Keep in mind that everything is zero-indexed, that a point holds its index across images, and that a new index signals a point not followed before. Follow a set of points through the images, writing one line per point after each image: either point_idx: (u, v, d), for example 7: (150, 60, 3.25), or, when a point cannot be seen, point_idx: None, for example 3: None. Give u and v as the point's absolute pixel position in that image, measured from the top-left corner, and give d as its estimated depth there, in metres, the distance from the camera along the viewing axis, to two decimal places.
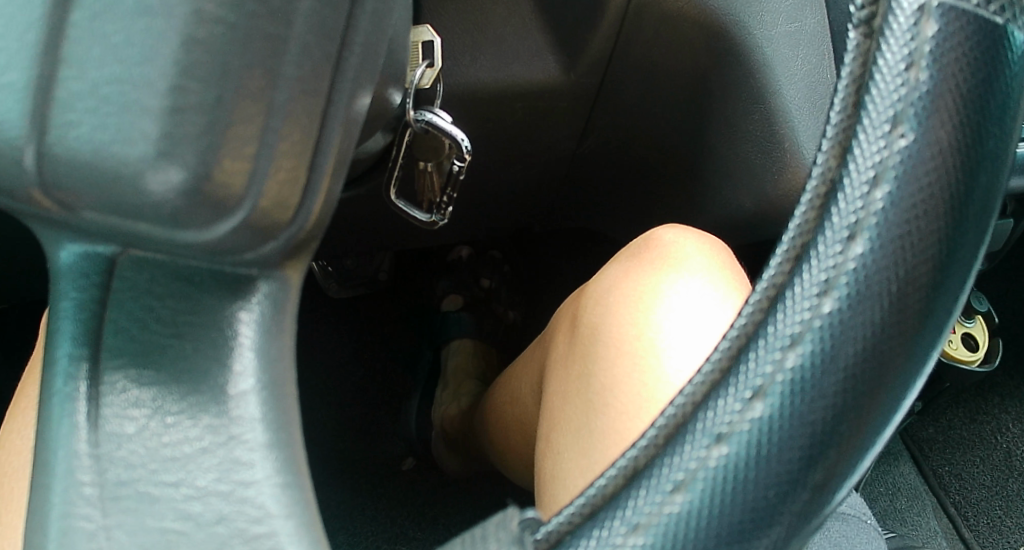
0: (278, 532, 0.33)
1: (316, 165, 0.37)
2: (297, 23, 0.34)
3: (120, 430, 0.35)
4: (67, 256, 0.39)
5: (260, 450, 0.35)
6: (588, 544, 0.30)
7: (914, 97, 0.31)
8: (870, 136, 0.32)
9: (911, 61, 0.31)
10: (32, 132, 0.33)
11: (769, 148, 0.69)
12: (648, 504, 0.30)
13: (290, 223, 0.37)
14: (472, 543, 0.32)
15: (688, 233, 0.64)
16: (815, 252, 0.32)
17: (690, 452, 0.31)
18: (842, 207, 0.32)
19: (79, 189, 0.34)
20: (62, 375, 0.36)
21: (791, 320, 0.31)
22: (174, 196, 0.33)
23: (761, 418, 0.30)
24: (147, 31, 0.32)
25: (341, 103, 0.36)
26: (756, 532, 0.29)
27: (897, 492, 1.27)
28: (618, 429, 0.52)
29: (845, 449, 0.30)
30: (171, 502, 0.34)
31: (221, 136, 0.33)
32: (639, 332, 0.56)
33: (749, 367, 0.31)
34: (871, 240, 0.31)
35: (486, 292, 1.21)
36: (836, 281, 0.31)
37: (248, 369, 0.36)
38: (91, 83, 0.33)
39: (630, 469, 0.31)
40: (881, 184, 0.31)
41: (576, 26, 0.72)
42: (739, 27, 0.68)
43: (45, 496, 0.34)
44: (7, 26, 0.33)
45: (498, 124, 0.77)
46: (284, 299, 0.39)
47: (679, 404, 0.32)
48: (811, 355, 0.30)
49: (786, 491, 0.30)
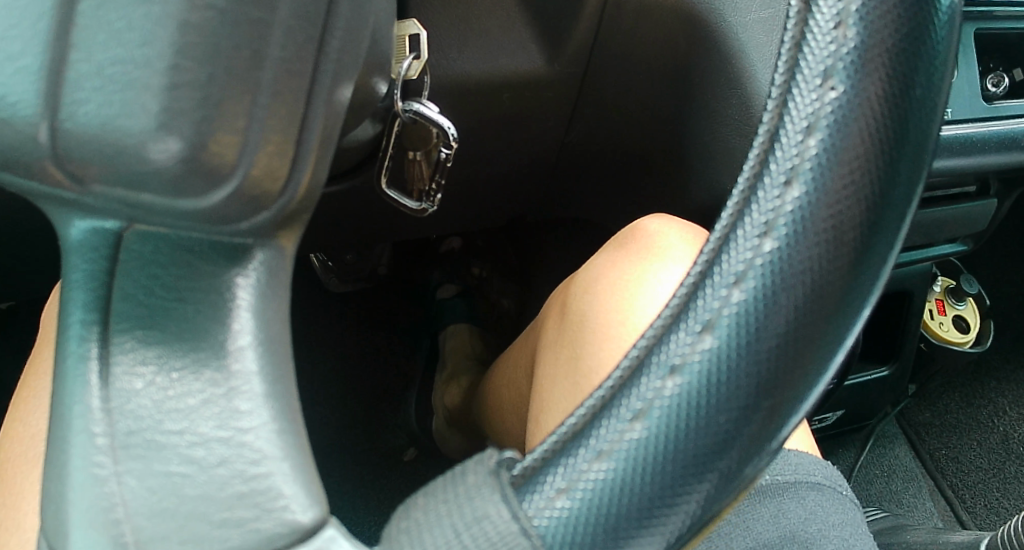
0: (275, 472, 0.36)
1: (302, 141, 0.39)
2: (282, 8, 0.37)
3: (129, 386, 0.38)
4: (77, 232, 0.42)
5: (257, 399, 0.38)
6: (557, 472, 0.34)
7: (843, 52, 0.35)
8: (804, 91, 0.35)
9: (839, 20, 0.35)
10: (46, 111, 0.37)
11: (747, 130, 0.72)
12: (611, 432, 0.34)
13: (281, 194, 0.40)
14: (454, 477, 0.35)
15: (672, 222, 0.66)
16: (756, 199, 0.35)
17: (647, 383, 0.34)
18: (780, 156, 0.35)
19: (89, 162, 0.37)
20: (75, 338, 0.39)
21: (736, 261, 0.34)
22: (173, 164, 0.36)
23: (711, 349, 0.34)
24: (147, 16, 0.35)
25: (324, 83, 0.39)
26: (712, 457, 0.33)
27: (892, 474, 1.30)
28: None
29: (790, 375, 0.34)
30: (176, 448, 0.37)
31: (215, 110, 0.36)
32: (625, 317, 0.59)
33: (699, 305, 0.34)
34: (806, 183, 0.34)
35: (478, 279, 1.26)
36: (775, 223, 0.34)
37: (246, 327, 0.39)
38: (97, 65, 0.36)
39: (596, 406, 0.35)
40: (814, 133, 0.35)
41: (558, 18, 0.75)
42: (716, 15, 0.71)
43: (62, 446, 0.38)
44: (22, 17, 0.37)
45: (487, 116, 0.80)
46: (279, 266, 0.42)
47: (640, 346, 0.35)
48: (755, 290, 0.34)
49: (737, 417, 0.33)
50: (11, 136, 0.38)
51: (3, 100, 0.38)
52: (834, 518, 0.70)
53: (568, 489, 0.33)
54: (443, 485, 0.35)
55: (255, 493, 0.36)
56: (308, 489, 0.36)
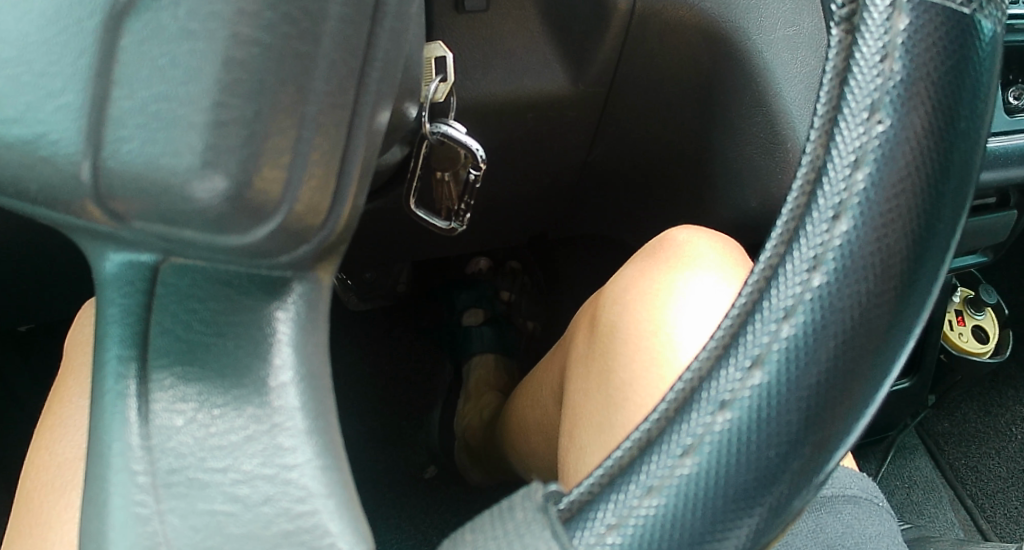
0: (320, 510, 0.36)
1: (344, 173, 0.39)
2: (324, 42, 0.36)
3: (170, 424, 0.38)
4: (112, 265, 0.42)
5: (301, 436, 0.38)
6: (607, 508, 0.33)
7: (889, 85, 0.35)
8: (850, 124, 0.35)
9: (885, 53, 0.35)
10: (89, 148, 0.37)
11: (772, 148, 0.71)
12: (661, 468, 0.33)
13: (322, 226, 0.40)
14: (501, 513, 0.35)
15: (701, 233, 0.65)
16: (804, 232, 0.35)
17: (697, 419, 0.33)
18: (827, 190, 0.35)
19: (131, 200, 0.37)
20: (112, 374, 0.39)
21: (785, 295, 0.34)
22: (218, 201, 0.36)
23: (761, 385, 0.33)
24: (192, 53, 0.35)
25: (364, 116, 0.39)
26: (760, 492, 0.33)
27: (913, 485, 1.28)
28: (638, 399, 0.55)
29: (837, 409, 0.33)
30: (220, 486, 0.36)
31: (260, 146, 0.36)
32: (656, 328, 0.58)
33: (748, 339, 0.34)
34: (855, 217, 0.34)
35: (506, 304, 1.24)
36: (824, 257, 0.34)
37: (287, 362, 0.39)
38: (139, 101, 0.36)
39: (643, 440, 0.34)
40: (862, 167, 0.34)
41: (584, 38, 0.75)
42: (740, 33, 0.70)
43: (102, 484, 0.37)
44: (63, 54, 0.37)
45: (512, 134, 0.80)
46: (316, 298, 0.42)
47: (687, 379, 0.34)
48: (803, 324, 0.33)
49: (786, 451, 0.33)
50: (51, 173, 0.38)
51: (43, 137, 0.38)
52: (871, 530, 0.70)
53: (619, 525, 0.33)
54: (490, 522, 0.35)
55: (301, 531, 0.36)
56: (354, 526, 0.36)
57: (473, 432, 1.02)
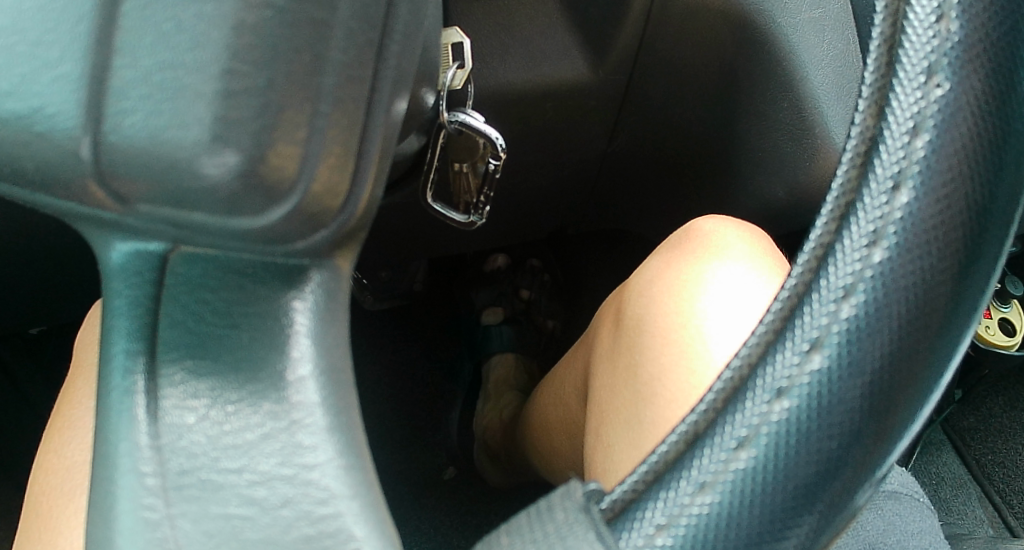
0: (344, 512, 0.34)
1: (363, 153, 0.37)
2: (341, 9, 0.34)
3: (180, 421, 0.35)
4: (117, 256, 0.40)
5: (322, 433, 0.35)
6: (656, 506, 0.30)
7: (947, 46, 0.32)
8: (906, 89, 0.32)
9: (941, 13, 0.32)
10: (89, 123, 0.35)
11: (800, 135, 0.69)
12: (713, 463, 0.30)
13: (340, 211, 0.37)
14: (539, 514, 0.32)
15: (728, 222, 0.62)
16: (861, 205, 0.32)
17: (751, 409, 0.31)
18: (884, 159, 0.32)
19: (135, 180, 0.35)
20: (120, 370, 0.37)
21: (843, 273, 0.31)
22: (228, 179, 0.34)
23: (820, 371, 0.30)
24: (199, 17, 0.33)
25: (384, 92, 0.37)
26: (820, 486, 0.30)
27: (941, 482, 1.25)
28: (670, 397, 0.52)
29: (901, 395, 0.30)
30: (234, 488, 0.34)
31: (273, 119, 0.34)
32: (684, 322, 0.55)
33: (804, 322, 0.31)
34: (916, 188, 0.31)
35: (526, 303, 1.22)
36: (884, 231, 0.31)
37: (305, 355, 0.37)
38: (143, 71, 0.34)
39: (691, 433, 0.31)
40: (921, 133, 0.32)
41: (601, 24, 0.72)
42: (766, 17, 0.68)
43: (107, 485, 0.35)
44: (60, 21, 0.35)
45: (529, 123, 0.77)
46: (335, 289, 0.40)
47: (736, 367, 0.32)
48: (864, 305, 0.31)
49: (848, 442, 0.30)
50: (49, 150, 0.36)
51: (39, 112, 0.35)
52: (913, 528, 0.70)
53: (669, 525, 0.30)
54: (527, 524, 0.32)
55: (323, 536, 0.33)
56: (380, 528, 0.34)
57: (494, 433, 1.01)
